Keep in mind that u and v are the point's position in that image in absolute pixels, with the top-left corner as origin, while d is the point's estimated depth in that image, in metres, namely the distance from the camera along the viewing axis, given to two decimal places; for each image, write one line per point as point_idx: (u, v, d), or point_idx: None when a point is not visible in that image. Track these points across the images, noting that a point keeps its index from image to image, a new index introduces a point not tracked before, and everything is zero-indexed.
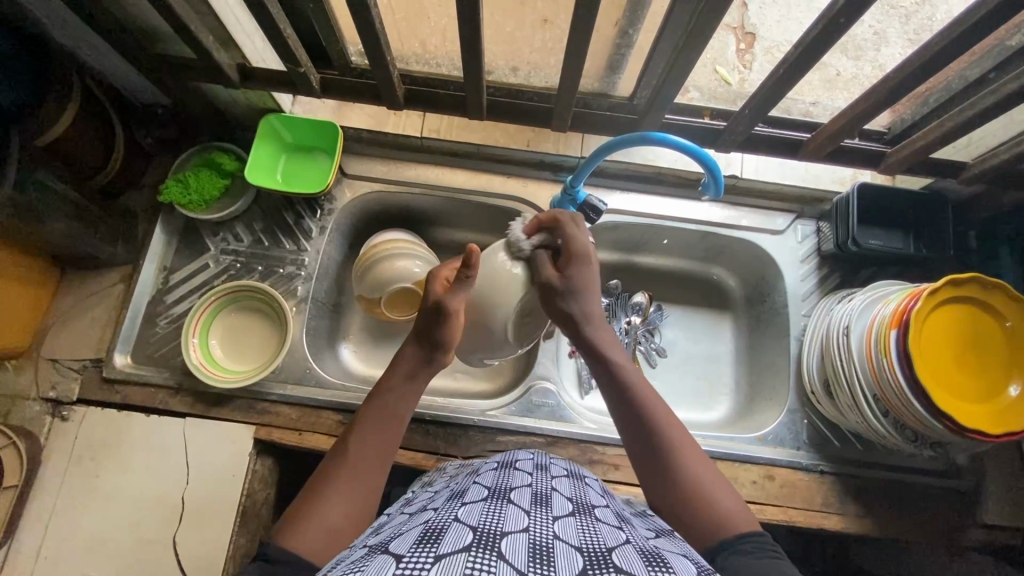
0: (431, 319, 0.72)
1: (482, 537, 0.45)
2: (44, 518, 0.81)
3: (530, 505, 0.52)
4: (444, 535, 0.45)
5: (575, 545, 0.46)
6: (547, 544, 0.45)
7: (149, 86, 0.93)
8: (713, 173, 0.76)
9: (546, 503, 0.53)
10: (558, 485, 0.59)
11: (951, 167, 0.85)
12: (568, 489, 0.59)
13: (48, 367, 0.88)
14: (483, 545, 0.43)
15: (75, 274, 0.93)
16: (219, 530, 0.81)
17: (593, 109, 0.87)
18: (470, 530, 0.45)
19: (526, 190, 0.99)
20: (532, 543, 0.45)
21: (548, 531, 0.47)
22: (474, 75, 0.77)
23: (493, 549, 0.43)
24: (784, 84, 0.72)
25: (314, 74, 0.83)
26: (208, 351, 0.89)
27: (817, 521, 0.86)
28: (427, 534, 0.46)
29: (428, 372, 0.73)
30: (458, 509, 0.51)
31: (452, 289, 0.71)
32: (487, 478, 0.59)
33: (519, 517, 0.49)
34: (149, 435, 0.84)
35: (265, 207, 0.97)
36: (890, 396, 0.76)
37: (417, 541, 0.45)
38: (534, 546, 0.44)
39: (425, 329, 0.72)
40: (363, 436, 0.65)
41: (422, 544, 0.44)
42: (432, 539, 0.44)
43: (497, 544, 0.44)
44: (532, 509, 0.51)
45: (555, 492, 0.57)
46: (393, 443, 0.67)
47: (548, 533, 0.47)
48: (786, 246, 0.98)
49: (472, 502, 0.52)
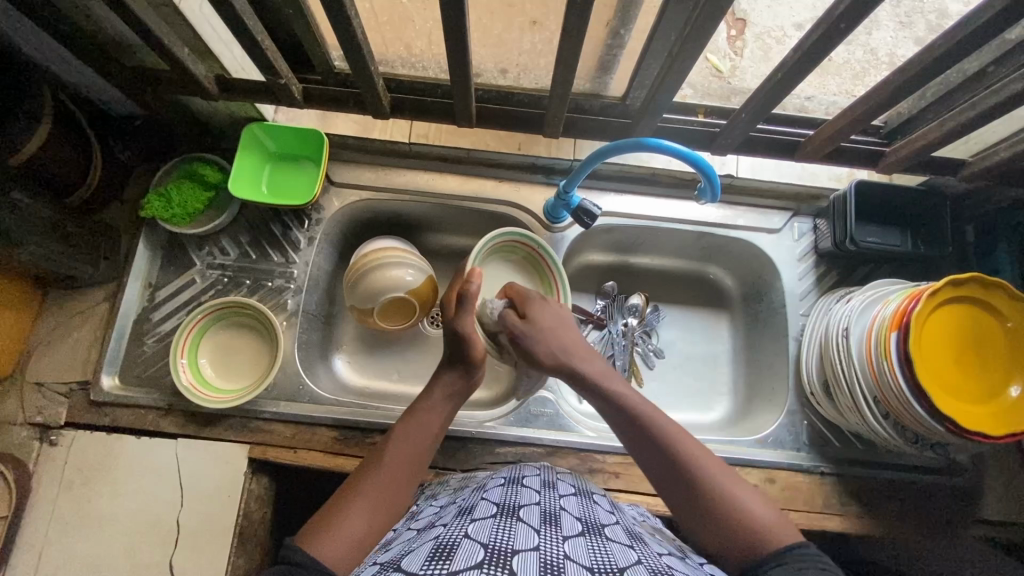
0: (449, 345, 0.75)
1: (494, 553, 0.44)
2: (37, 545, 0.79)
3: (540, 524, 0.51)
4: (456, 551, 0.44)
5: (587, 565, 0.45)
6: (558, 563, 0.44)
7: (124, 98, 0.90)
8: (709, 176, 0.74)
9: (556, 523, 0.52)
10: (566, 504, 0.58)
11: (951, 165, 0.84)
12: (576, 509, 0.58)
13: (34, 391, 0.86)
14: (495, 562, 0.42)
15: (57, 294, 0.90)
16: (218, 551, 0.80)
17: (587, 112, 0.85)
18: (482, 547, 0.44)
19: (519, 194, 0.97)
20: (543, 561, 0.44)
21: (559, 550, 0.46)
22: (463, 82, 0.74)
23: (505, 567, 0.42)
24: (784, 87, 0.71)
25: (296, 84, 0.80)
26: (198, 371, 0.87)
27: (820, 523, 0.86)
28: (439, 549, 0.45)
29: (460, 397, 0.73)
30: (468, 525, 0.50)
31: (459, 310, 0.75)
32: (495, 494, 0.58)
33: (529, 535, 0.48)
34: (140, 458, 0.83)
35: (250, 219, 0.94)
36: (891, 399, 0.75)
37: (430, 556, 0.44)
38: (545, 566, 0.43)
39: (452, 352, 0.74)
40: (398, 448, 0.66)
41: (435, 560, 0.43)
42: (444, 555, 0.43)
43: (508, 562, 0.43)
44: (541, 528, 0.50)
45: (563, 510, 0.56)
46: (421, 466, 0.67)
47: (559, 553, 0.46)
48: (783, 245, 0.97)
49: (481, 519, 0.51)
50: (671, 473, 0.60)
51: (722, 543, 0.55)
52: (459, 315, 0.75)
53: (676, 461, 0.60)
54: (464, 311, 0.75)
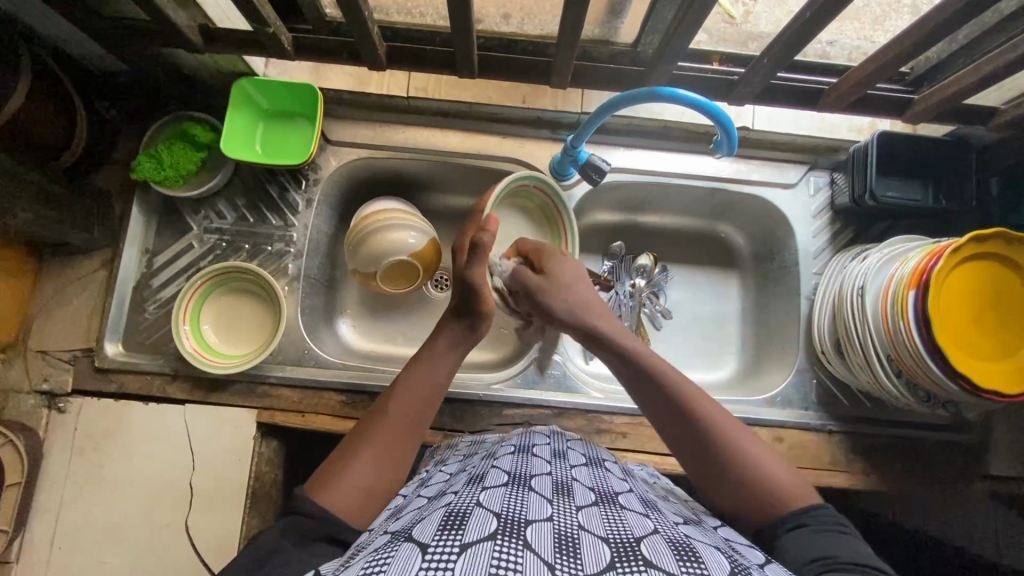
0: (458, 292, 0.72)
1: (508, 523, 0.43)
2: (55, 509, 0.80)
3: (552, 494, 0.50)
4: (468, 520, 0.43)
5: (602, 535, 0.45)
6: (573, 534, 0.44)
7: (104, 53, 0.84)
8: (727, 129, 0.71)
9: (569, 493, 0.52)
10: (578, 474, 0.58)
11: (982, 113, 0.80)
12: (588, 478, 0.58)
13: (38, 360, 0.86)
14: (509, 533, 0.42)
15: (52, 260, 0.88)
16: (232, 511, 0.81)
17: (596, 61, 0.80)
18: (495, 517, 0.44)
19: (524, 151, 0.93)
20: (558, 532, 0.44)
21: (574, 521, 0.46)
22: (463, 29, 0.69)
23: (519, 537, 0.41)
24: (810, 29, 0.65)
25: (286, 35, 0.75)
26: (201, 337, 0.86)
27: (826, 480, 0.86)
28: (451, 518, 0.44)
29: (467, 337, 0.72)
30: (479, 494, 0.49)
31: (472, 260, 0.71)
32: (505, 463, 0.58)
33: (542, 505, 0.48)
34: (149, 424, 0.83)
35: (244, 180, 0.91)
36: (906, 357, 0.74)
37: (442, 526, 0.43)
38: (560, 536, 0.43)
39: (459, 304, 0.72)
40: (401, 402, 0.65)
41: (447, 530, 0.42)
42: (457, 525, 0.42)
43: (522, 532, 0.42)
44: (554, 498, 0.50)
45: (576, 481, 0.56)
46: (429, 413, 0.67)
47: (573, 524, 0.46)
48: (798, 201, 0.94)
49: (493, 487, 0.50)
50: (696, 444, 0.62)
51: (740, 505, 0.59)
52: (469, 264, 0.71)
53: (700, 428, 0.62)
54: (474, 262, 0.71)
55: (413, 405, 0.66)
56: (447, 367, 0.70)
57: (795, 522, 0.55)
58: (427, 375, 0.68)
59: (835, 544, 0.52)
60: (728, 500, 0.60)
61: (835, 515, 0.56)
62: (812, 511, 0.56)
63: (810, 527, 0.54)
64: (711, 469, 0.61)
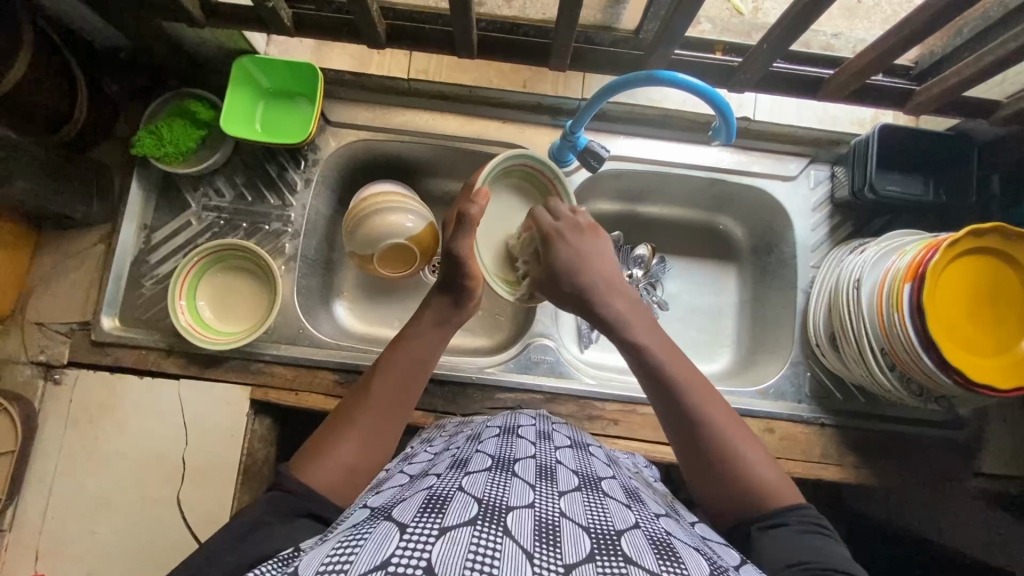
0: (444, 266, 0.72)
1: (488, 509, 0.43)
2: (48, 479, 0.81)
3: (535, 480, 0.50)
4: (449, 504, 0.43)
5: (583, 524, 0.45)
6: (553, 522, 0.44)
7: (106, 27, 0.85)
8: (725, 114, 0.70)
9: (552, 478, 0.52)
10: (562, 457, 0.58)
11: (984, 107, 0.79)
12: (572, 461, 0.58)
13: (35, 331, 0.86)
14: (489, 519, 0.42)
15: (51, 233, 0.89)
16: (223, 486, 0.82)
17: (597, 45, 0.79)
18: (476, 502, 0.44)
19: (524, 136, 0.93)
20: (538, 520, 0.44)
21: (554, 508, 0.46)
22: (463, 8, 0.69)
23: (499, 524, 0.41)
24: (808, 15, 0.65)
25: (286, 10, 0.75)
26: (197, 313, 0.87)
27: (815, 472, 0.86)
28: (432, 501, 0.44)
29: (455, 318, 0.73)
30: (462, 478, 0.49)
31: (460, 232, 0.71)
32: (490, 446, 0.58)
33: (524, 490, 0.48)
34: (143, 398, 0.84)
35: (244, 159, 0.91)
36: (899, 351, 0.73)
37: (422, 509, 0.43)
38: (540, 525, 0.43)
39: (446, 278, 0.72)
40: (385, 383, 0.65)
41: (427, 513, 0.42)
42: (437, 508, 0.42)
43: (502, 519, 0.42)
44: (537, 484, 0.50)
45: (560, 464, 0.56)
46: (413, 395, 0.67)
47: (554, 511, 0.46)
48: (798, 194, 0.93)
49: (475, 472, 0.50)
50: (687, 430, 0.62)
51: (720, 498, 0.59)
52: (456, 236, 0.71)
53: (693, 417, 0.62)
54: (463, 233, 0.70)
55: (395, 386, 0.66)
56: (433, 349, 0.70)
57: (778, 521, 0.55)
58: (413, 357, 0.68)
59: (813, 546, 0.52)
60: (713, 490, 0.60)
61: (816, 515, 0.56)
62: (795, 511, 0.56)
63: (792, 528, 0.54)
64: (699, 455, 0.61)
